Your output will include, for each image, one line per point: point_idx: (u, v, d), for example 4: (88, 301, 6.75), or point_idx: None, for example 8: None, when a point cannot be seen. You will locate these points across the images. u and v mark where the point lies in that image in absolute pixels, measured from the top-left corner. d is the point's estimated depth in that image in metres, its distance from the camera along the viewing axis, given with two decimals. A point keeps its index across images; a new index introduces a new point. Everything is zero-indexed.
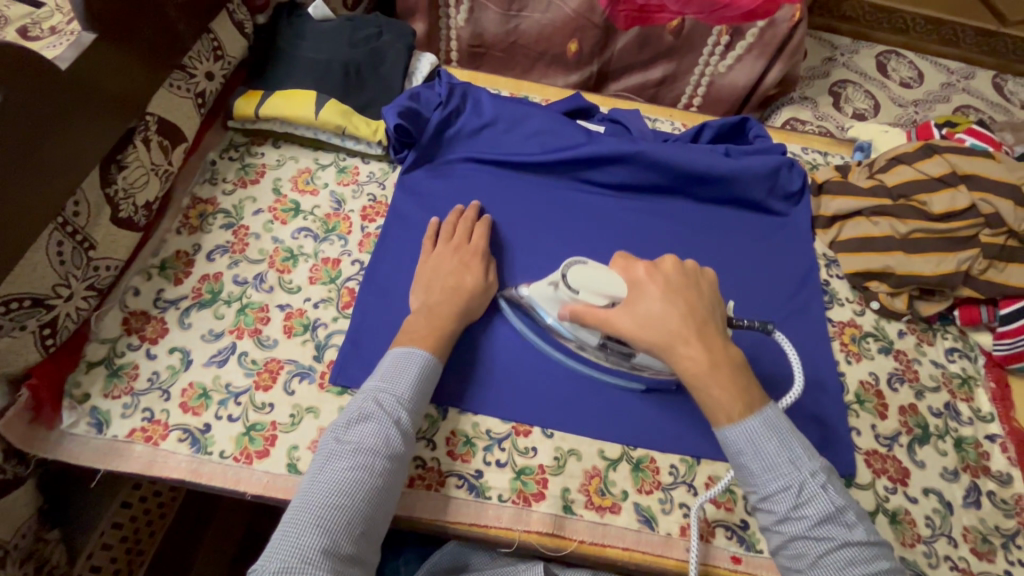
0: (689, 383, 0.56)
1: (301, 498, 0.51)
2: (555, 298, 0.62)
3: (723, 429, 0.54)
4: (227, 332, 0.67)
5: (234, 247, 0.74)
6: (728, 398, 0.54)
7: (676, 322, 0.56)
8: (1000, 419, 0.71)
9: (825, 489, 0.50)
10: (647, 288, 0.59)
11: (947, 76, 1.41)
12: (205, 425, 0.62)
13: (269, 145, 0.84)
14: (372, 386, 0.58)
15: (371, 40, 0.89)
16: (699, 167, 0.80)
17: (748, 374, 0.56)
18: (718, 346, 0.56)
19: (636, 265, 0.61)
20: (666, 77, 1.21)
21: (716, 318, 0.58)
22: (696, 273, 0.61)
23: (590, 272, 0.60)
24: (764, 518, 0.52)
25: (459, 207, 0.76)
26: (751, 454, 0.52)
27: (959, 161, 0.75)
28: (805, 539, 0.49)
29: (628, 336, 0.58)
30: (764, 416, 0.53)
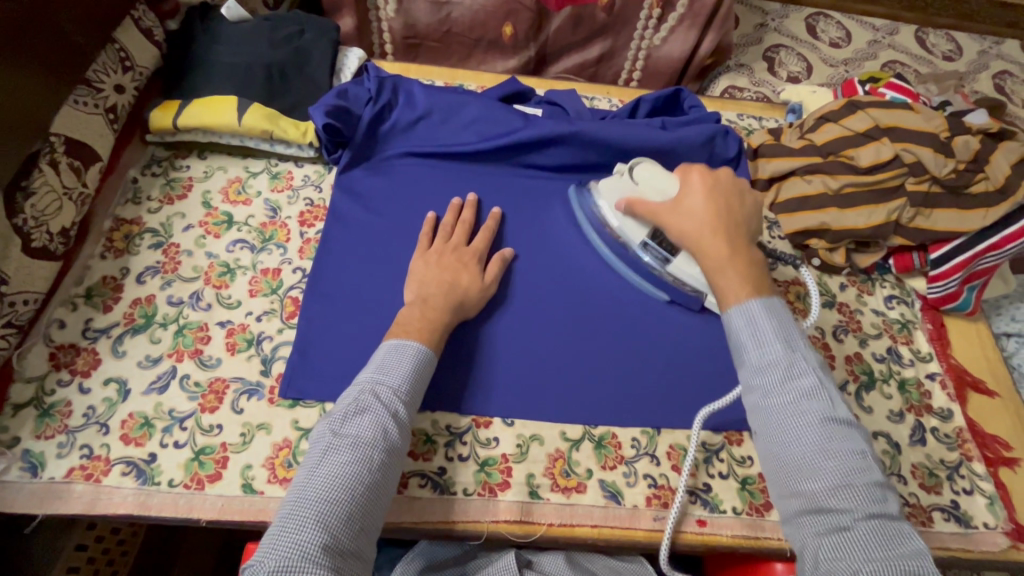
0: (709, 270, 0.60)
1: (298, 495, 0.49)
2: (617, 181, 0.74)
3: (727, 312, 0.57)
4: (166, 356, 0.64)
5: (165, 266, 0.70)
6: (734, 283, 0.58)
7: (709, 218, 0.62)
8: (938, 357, 0.75)
9: (817, 375, 0.52)
10: (692, 186, 0.65)
11: (873, 33, 1.45)
12: (150, 455, 0.59)
13: (194, 157, 0.80)
14: (367, 378, 0.57)
15: (293, 39, 0.86)
16: (636, 142, 0.81)
17: (767, 275, 0.60)
18: (756, 259, 0.60)
19: (693, 171, 0.67)
20: (605, 55, 1.21)
21: (750, 227, 0.63)
22: (742, 188, 0.66)
23: (651, 171, 0.72)
24: (752, 394, 0.53)
25: (455, 203, 0.75)
26: (748, 333, 0.55)
27: (881, 115, 0.77)
28: (789, 409, 0.51)
29: (660, 215, 0.66)
30: (768, 300, 0.56)
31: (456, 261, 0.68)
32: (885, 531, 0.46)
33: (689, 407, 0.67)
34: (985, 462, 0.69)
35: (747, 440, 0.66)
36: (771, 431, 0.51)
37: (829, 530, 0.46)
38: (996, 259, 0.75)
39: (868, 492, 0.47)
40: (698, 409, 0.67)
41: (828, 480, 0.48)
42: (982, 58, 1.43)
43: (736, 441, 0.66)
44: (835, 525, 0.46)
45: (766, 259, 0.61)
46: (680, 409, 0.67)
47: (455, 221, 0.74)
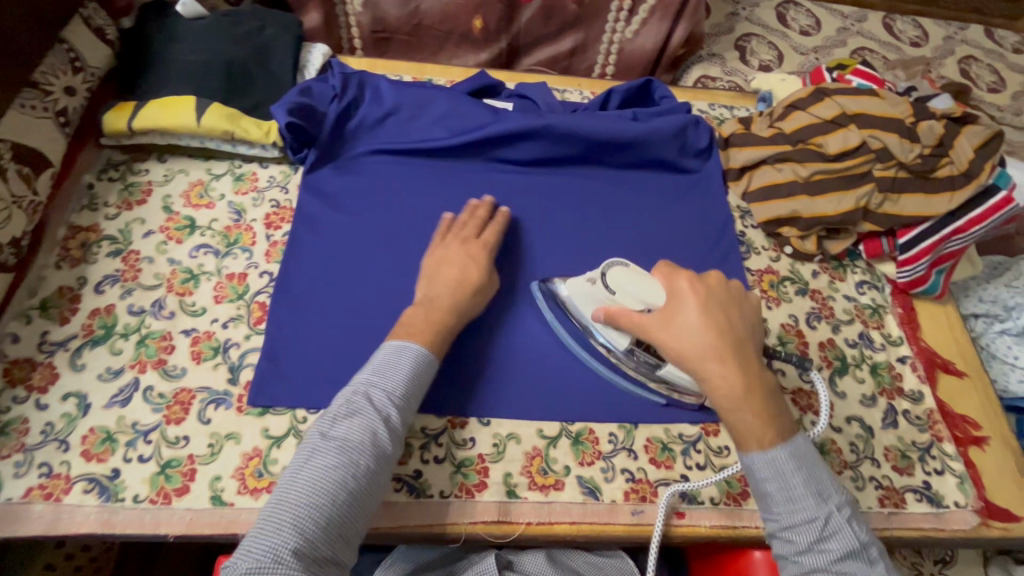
0: (722, 411, 0.54)
1: (281, 494, 0.49)
2: (590, 289, 0.64)
3: (750, 457, 0.53)
4: (128, 368, 0.62)
5: (125, 274, 0.68)
6: (758, 423, 0.53)
7: (709, 338, 0.56)
8: (908, 341, 0.76)
9: (854, 530, 0.50)
10: (685, 297, 0.58)
11: (842, 21, 1.46)
12: (113, 471, 0.57)
13: (154, 160, 0.78)
14: (362, 379, 0.56)
15: (253, 35, 0.83)
16: (608, 134, 0.80)
17: (784, 404, 0.55)
18: (765, 384, 0.55)
19: (680, 276, 0.60)
20: (577, 46, 1.20)
21: (754, 343, 0.58)
22: (736, 295, 0.60)
23: (628, 276, 0.62)
24: (780, 546, 0.51)
25: (471, 203, 0.73)
26: (777, 486, 0.51)
27: (847, 102, 0.78)
28: (825, 573, 0.48)
29: (651, 334, 0.59)
30: (793, 444, 0.52)
31: (461, 253, 0.67)
32: None
33: (666, 399, 0.67)
34: (954, 442, 0.70)
35: (723, 430, 0.66)
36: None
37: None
38: (963, 242, 0.76)
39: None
40: (675, 402, 0.67)
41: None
42: (948, 43, 1.45)
43: (712, 432, 0.66)
44: None
45: (776, 381, 0.56)
46: (656, 401, 0.67)
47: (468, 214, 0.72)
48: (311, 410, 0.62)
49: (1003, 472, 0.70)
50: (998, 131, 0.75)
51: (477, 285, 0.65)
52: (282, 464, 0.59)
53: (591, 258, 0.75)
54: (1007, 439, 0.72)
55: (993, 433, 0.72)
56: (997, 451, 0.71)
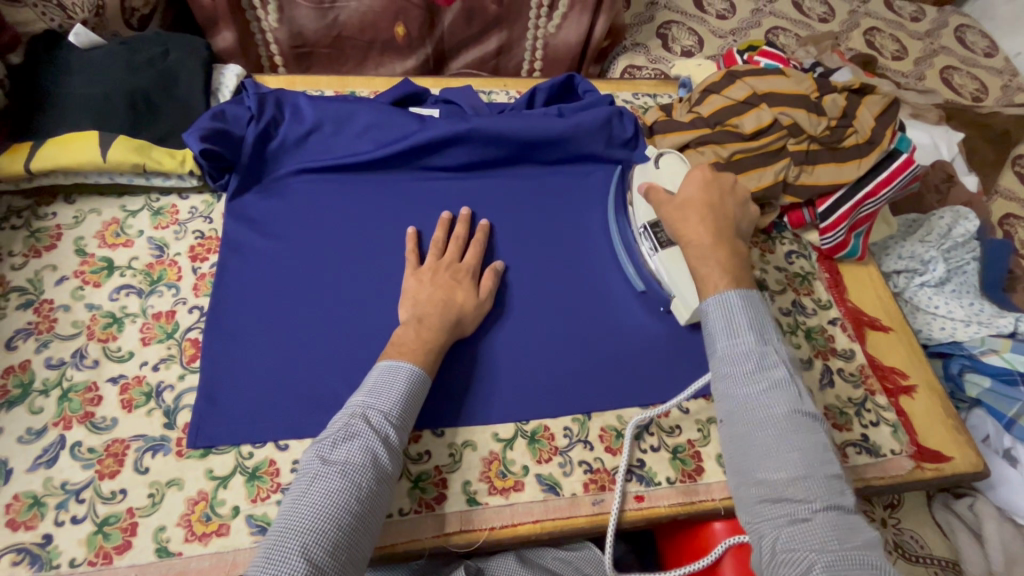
0: (692, 258, 0.64)
1: (282, 523, 0.47)
2: (644, 166, 0.79)
3: (706, 302, 0.60)
4: (51, 426, 0.59)
5: (39, 327, 0.64)
6: (715, 272, 0.61)
7: (701, 208, 0.66)
8: (837, 303, 0.80)
9: (787, 368, 0.55)
10: (693, 176, 0.69)
11: (755, 3, 1.51)
12: (45, 537, 0.53)
13: (61, 202, 0.73)
14: (357, 402, 0.55)
15: (156, 61, 0.79)
16: (536, 132, 0.81)
17: (749, 275, 0.63)
18: (740, 258, 0.64)
19: (696, 166, 0.71)
20: (503, 46, 1.20)
21: (739, 229, 0.68)
22: (739, 190, 0.70)
23: (676, 163, 0.77)
24: (722, 385, 0.57)
25: (443, 218, 0.74)
26: (722, 324, 0.58)
27: (756, 83, 0.81)
28: (755, 400, 0.54)
29: (659, 204, 0.70)
30: (746, 294, 0.59)
31: (415, 281, 0.66)
32: (841, 524, 0.48)
33: (617, 387, 0.68)
34: (886, 393, 0.74)
35: (673, 410, 0.68)
36: (735, 417, 0.55)
37: (787, 521, 0.49)
38: (876, 205, 0.80)
39: (822, 481, 0.50)
40: (625, 388, 0.68)
41: (790, 469, 0.50)
42: (853, 17, 1.52)
43: (663, 413, 0.68)
44: (790, 511, 0.49)
45: (750, 263, 0.64)
46: (608, 391, 0.68)
47: (449, 236, 0.73)
48: (256, 445, 0.60)
49: (932, 416, 0.75)
50: (894, 99, 0.80)
51: (417, 295, 0.65)
52: (230, 504, 0.57)
53: (531, 257, 0.75)
54: (933, 385, 0.77)
55: (922, 381, 0.77)
56: (925, 397, 0.76)
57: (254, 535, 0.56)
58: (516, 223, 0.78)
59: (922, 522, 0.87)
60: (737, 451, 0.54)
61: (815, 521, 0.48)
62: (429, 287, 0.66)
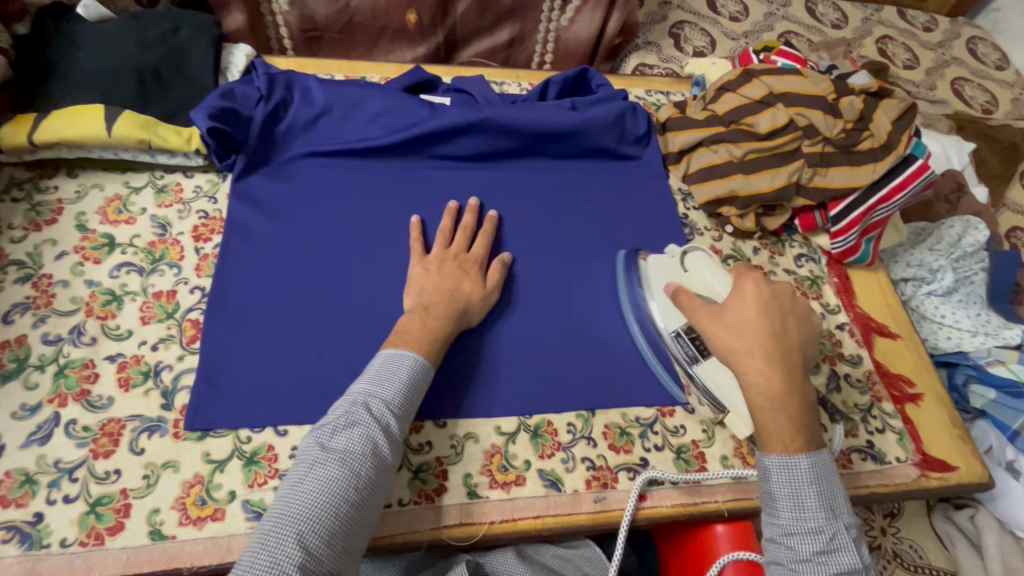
0: (756, 408, 0.55)
1: (278, 511, 0.46)
2: (668, 261, 0.68)
3: (770, 458, 0.54)
4: (46, 403, 0.57)
5: (37, 302, 0.63)
6: (784, 428, 0.54)
7: (758, 338, 0.56)
8: (845, 308, 0.80)
9: (858, 551, 0.52)
10: (743, 293, 0.58)
11: (769, 6, 1.50)
12: (35, 515, 0.52)
13: (63, 176, 0.72)
14: (358, 389, 0.54)
15: (167, 37, 0.78)
16: (547, 124, 0.80)
17: (815, 419, 0.56)
18: (801, 397, 0.55)
19: (746, 279, 0.59)
20: (515, 38, 1.19)
21: (806, 356, 0.57)
22: (797, 306, 0.59)
23: (706, 263, 0.65)
24: (776, 549, 0.53)
25: (449, 207, 0.72)
26: (788, 492, 0.53)
27: (773, 82, 0.80)
28: (818, 573, 0.50)
29: (706, 323, 0.59)
30: (814, 457, 0.54)
31: (421, 270, 0.65)
32: None
33: (623, 385, 0.67)
34: (893, 401, 0.74)
35: (678, 410, 0.67)
36: None
37: None
38: (889, 210, 0.79)
39: None
40: (630, 386, 0.67)
41: None
42: (867, 24, 1.52)
43: (668, 412, 0.67)
44: None
45: (816, 402, 0.56)
46: (612, 388, 0.67)
47: (455, 225, 0.71)
48: (255, 430, 0.59)
49: (938, 425, 0.74)
50: (911, 104, 0.79)
51: (423, 284, 0.64)
52: (226, 488, 0.56)
53: (538, 251, 0.74)
54: (940, 394, 0.76)
55: (928, 390, 0.76)
56: (932, 406, 0.75)
57: (250, 521, 0.55)
58: (524, 216, 0.77)
59: (920, 532, 0.86)
60: None
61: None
62: (435, 276, 0.64)
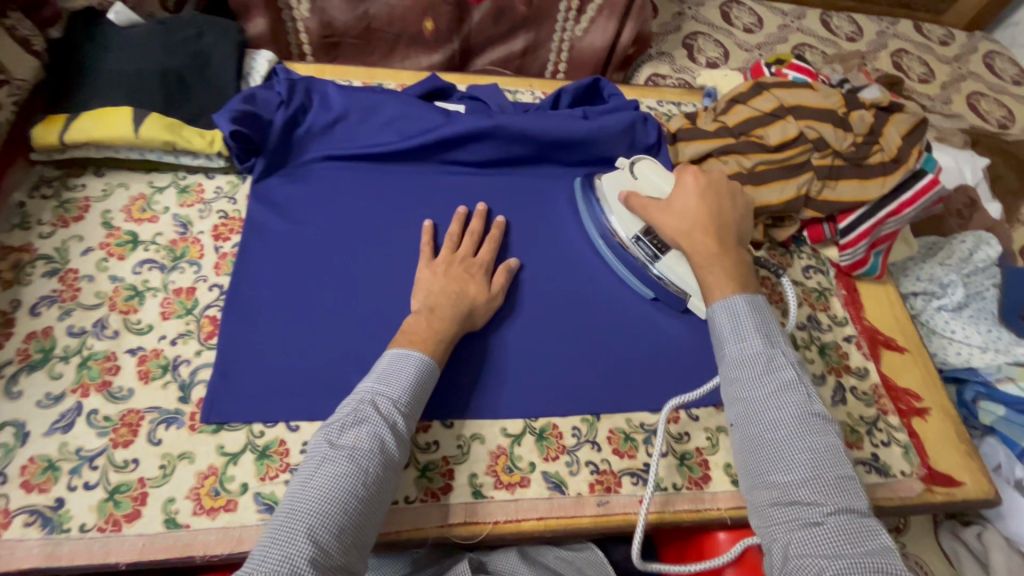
0: (697, 265, 0.65)
1: (289, 506, 0.47)
2: (620, 174, 0.76)
3: (712, 305, 0.62)
4: (69, 392, 0.59)
5: (63, 295, 0.65)
6: (722, 277, 0.63)
7: (701, 216, 0.68)
8: (853, 321, 0.80)
9: (796, 372, 0.56)
10: (686, 186, 0.70)
11: (783, 18, 1.51)
12: (57, 501, 0.54)
13: (91, 174, 0.75)
14: (366, 388, 0.55)
15: (191, 42, 0.80)
16: (559, 133, 0.81)
17: (751, 273, 0.65)
18: (743, 261, 0.66)
19: (686, 173, 0.72)
20: (529, 47, 1.21)
21: (737, 226, 0.69)
22: (733, 189, 0.71)
23: (652, 170, 0.75)
24: (732, 389, 0.57)
25: (459, 212, 0.74)
26: (734, 336, 0.59)
27: (784, 95, 0.81)
28: (767, 404, 0.54)
29: (657, 213, 0.70)
30: (751, 299, 0.61)
31: (432, 273, 0.67)
32: (853, 523, 0.48)
33: (629, 391, 0.68)
34: (899, 414, 0.74)
35: (683, 418, 0.68)
36: (746, 425, 0.55)
37: (798, 524, 0.49)
38: (898, 224, 0.79)
39: (834, 478, 0.50)
40: (635, 392, 0.68)
41: (801, 469, 0.51)
42: (881, 38, 1.52)
43: (672, 419, 0.68)
44: (800, 512, 0.49)
45: (749, 263, 0.66)
46: (617, 393, 0.68)
47: (462, 231, 0.73)
48: (268, 425, 0.61)
49: (945, 439, 0.74)
50: (922, 118, 0.79)
51: (430, 287, 0.65)
52: (239, 481, 0.57)
53: (547, 257, 0.76)
54: (947, 409, 0.76)
55: (935, 404, 0.76)
56: (938, 420, 0.75)
57: (261, 513, 0.56)
58: (534, 222, 0.78)
59: (927, 548, 0.86)
60: (748, 461, 0.54)
61: (827, 526, 0.48)
62: (442, 279, 0.66)
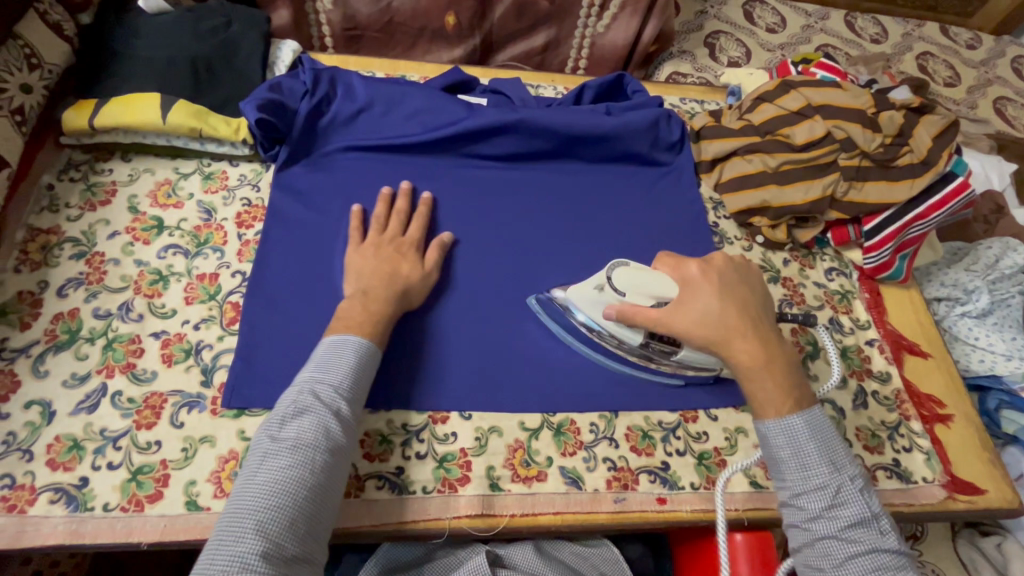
0: (744, 377, 0.58)
1: (236, 503, 0.47)
2: (599, 295, 0.64)
3: (767, 425, 0.56)
4: (95, 373, 0.60)
5: (89, 277, 0.66)
6: (776, 394, 0.56)
7: (729, 320, 0.59)
8: (876, 325, 0.79)
9: (865, 500, 0.52)
10: (699, 285, 0.61)
11: (807, 18, 1.49)
12: (81, 479, 0.55)
13: (118, 159, 0.75)
14: (305, 378, 0.55)
15: (219, 31, 0.81)
16: (582, 128, 0.81)
17: (800, 373, 0.59)
18: (772, 341, 0.59)
19: (688, 265, 0.63)
20: (550, 43, 1.20)
21: (766, 310, 0.62)
22: (741, 270, 0.64)
23: (636, 272, 0.64)
24: (792, 514, 0.54)
25: (382, 194, 0.73)
26: (788, 451, 0.55)
27: (812, 94, 0.80)
28: (834, 538, 0.51)
29: (670, 325, 0.60)
30: (807, 412, 0.55)
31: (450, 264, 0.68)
32: None
33: (647, 388, 0.68)
34: (922, 420, 0.72)
35: (701, 417, 0.68)
36: (814, 557, 0.52)
37: None
38: (924, 228, 0.78)
39: None
40: (653, 390, 0.68)
41: None
42: (907, 40, 1.49)
43: (691, 418, 0.67)
44: None
45: (794, 353, 0.60)
46: (635, 390, 0.67)
47: (388, 210, 0.72)
48: None
49: (968, 448, 0.73)
50: (953, 121, 0.78)
51: (361, 269, 0.64)
52: None
53: (566, 252, 0.75)
54: (970, 416, 0.75)
55: (959, 411, 0.75)
56: (962, 427, 0.74)
57: None
58: (553, 218, 0.78)
59: (944, 557, 0.84)
60: None
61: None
62: (374, 260, 0.65)
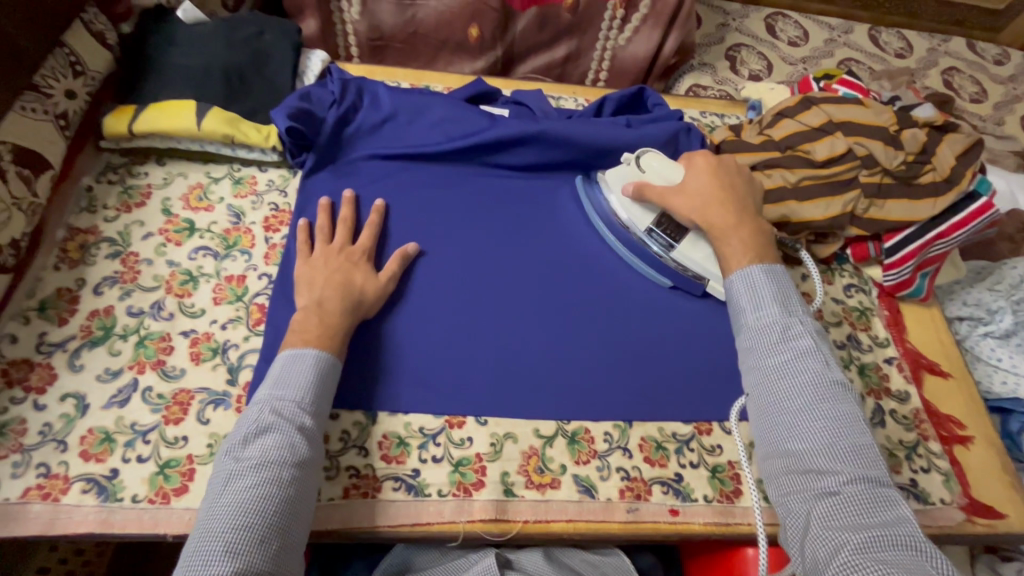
0: (716, 237, 0.69)
1: (204, 525, 0.48)
2: (626, 168, 0.78)
3: (731, 283, 0.66)
4: (127, 368, 0.63)
5: (124, 276, 0.69)
6: (739, 249, 0.67)
7: (716, 196, 0.72)
8: (895, 343, 0.78)
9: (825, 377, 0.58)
10: (698, 173, 0.74)
11: (830, 32, 1.49)
12: (112, 471, 0.57)
13: (153, 163, 0.78)
14: (264, 397, 0.56)
15: (252, 41, 0.83)
16: (602, 140, 0.82)
17: (770, 247, 0.69)
18: (751, 218, 0.70)
19: (695, 157, 0.75)
20: (571, 55, 1.21)
21: (753, 202, 0.73)
22: (742, 170, 0.75)
23: (658, 161, 0.77)
24: (764, 393, 0.60)
25: (324, 203, 0.73)
26: (763, 339, 0.61)
27: (833, 110, 0.80)
28: (796, 404, 0.57)
29: (670, 198, 0.73)
30: (769, 271, 0.65)
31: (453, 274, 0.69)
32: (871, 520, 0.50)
33: (662, 400, 0.68)
34: (940, 441, 0.72)
35: (715, 430, 0.68)
36: (776, 424, 0.57)
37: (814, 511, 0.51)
38: (946, 246, 0.78)
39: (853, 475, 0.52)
40: (668, 401, 0.68)
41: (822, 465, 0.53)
42: (932, 55, 1.48)
43: (705, 430, 0.67)
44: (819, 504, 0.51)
45: (770, 237, 0.70)
46: (650, 401, 0.68)
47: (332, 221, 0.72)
48: None
49: (988, 470, 0.72)
50: (978, 139, 0.77)
51: (312, 280, 0.65)
52: None
53: (582, 262, 0.76)
54: (991, 438, 0.74)
55: (979, 432, 0.74)
56: (982, 449, 0.73)
57: None
58: (570, 227, 0.79)
59: None
60: (777, 458, 0.56)
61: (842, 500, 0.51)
62: (325, 271, 0.66)
